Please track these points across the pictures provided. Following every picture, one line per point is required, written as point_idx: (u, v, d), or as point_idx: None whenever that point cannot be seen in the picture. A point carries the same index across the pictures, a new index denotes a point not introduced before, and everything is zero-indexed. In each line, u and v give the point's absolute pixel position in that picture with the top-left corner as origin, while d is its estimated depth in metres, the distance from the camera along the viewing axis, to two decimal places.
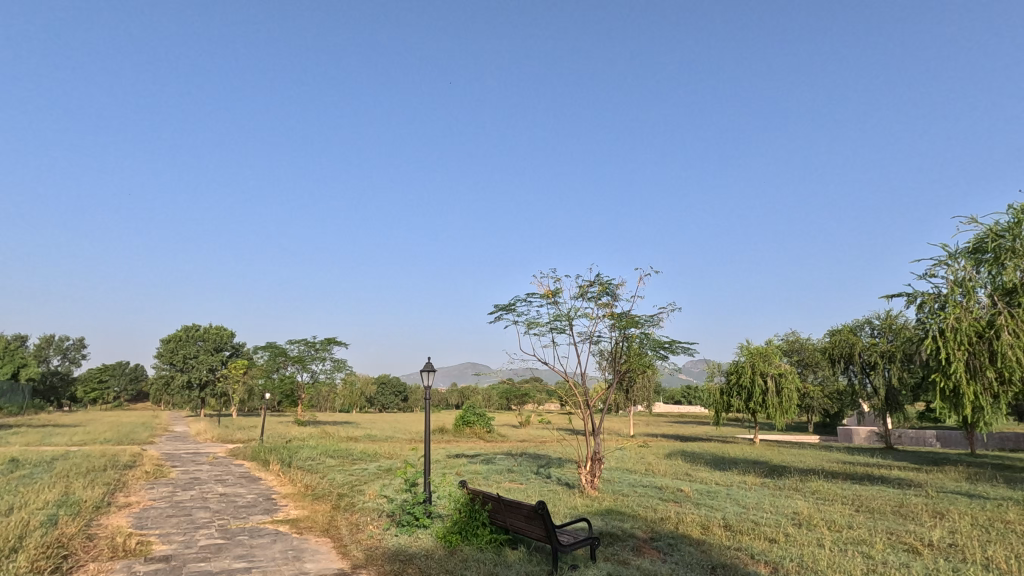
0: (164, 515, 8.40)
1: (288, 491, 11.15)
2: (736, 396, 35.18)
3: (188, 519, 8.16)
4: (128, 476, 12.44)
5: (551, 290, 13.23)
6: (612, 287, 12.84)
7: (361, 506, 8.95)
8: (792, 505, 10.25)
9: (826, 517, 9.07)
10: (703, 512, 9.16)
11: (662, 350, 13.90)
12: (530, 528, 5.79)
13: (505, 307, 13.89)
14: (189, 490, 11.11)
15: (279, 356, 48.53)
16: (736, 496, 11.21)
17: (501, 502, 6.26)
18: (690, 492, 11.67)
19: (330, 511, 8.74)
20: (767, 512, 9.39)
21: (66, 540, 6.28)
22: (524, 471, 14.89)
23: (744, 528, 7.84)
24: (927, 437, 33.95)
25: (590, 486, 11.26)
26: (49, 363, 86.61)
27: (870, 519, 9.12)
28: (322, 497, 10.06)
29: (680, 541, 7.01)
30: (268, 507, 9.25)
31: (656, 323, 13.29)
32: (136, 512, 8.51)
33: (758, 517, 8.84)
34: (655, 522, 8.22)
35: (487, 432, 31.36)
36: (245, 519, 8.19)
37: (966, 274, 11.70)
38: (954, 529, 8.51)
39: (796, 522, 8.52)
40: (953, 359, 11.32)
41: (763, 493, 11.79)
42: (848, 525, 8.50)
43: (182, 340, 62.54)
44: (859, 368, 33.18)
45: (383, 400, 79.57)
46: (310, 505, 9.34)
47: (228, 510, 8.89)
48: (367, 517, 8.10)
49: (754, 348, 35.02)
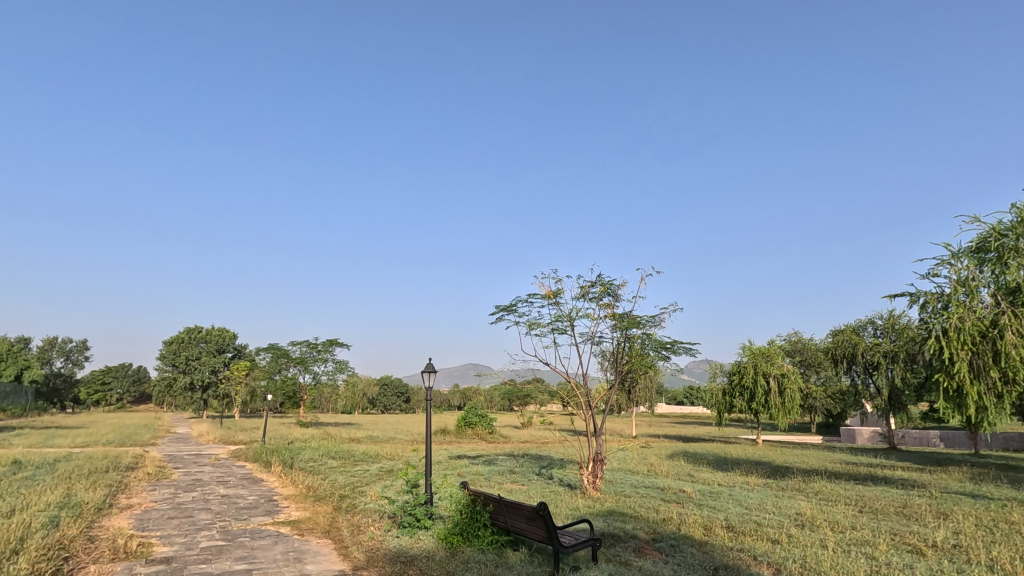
0: (165, 517, 8.39)
1: (289, 492, 11.14)
2: (739, 396, 35.08)
3: (190, 521, 8.16)
4: (130, 477, 12.44)
5: (552, 290, 13.21)
6: (613, 287, 12.82)
7: (362, 507, 8.95)
8: (795, 505, 10.23)
9: (830, 518, 9.01)
10: (705, 513, 9.12)
11: (664, 350, 13.87)
12: (532, 529, 5.77)
13: (506, 307, 13.87)
14: (191, 491, 11.14)
15: (282, 357, 48.52)
16: (739, 497, 11.16)
17: (502, 503, 6.23)
18: (692, 493, 11.62)
19: (332, 512, 8.74)
20: (770, 513, 9.36)
21: (67, 542, 6.28)
22: (526, 472, 14.90)
23: (747, 529, 7.82)
24: (931, 437, 33.84)
25: (592, 487, 11.25)
26: (53, 365, 86.87)
27: (874, 520, 9.07)
28: (324, 499, 10.06)
29: (682, 542, 6.98)
30: (270, 508, 9.26)
31: (658, 323, 13.25)
32: (137, 513, 8.53)
33: (760, 517, 8.82)
34: (657, 524, 8.20)
35: (489, 433, 31.33)
36: (246, 521, 8.19)
37: (968, 273, 11.65)
38: (959, 529, 8.45)
39: (799, 522, 8.49)
40: (957, 359, 11.26)
41: (765, 494, 11.77)
42: (852, 526, 8.45)
43: (184, 342, 62.57)
44: (862, 368, 33.07)
45: (385, 401, 79.59)
46: (311, 507, 9.33)
47: (230, 512, 8.87)
48: (369, 518, 8.10)
49: (757, 349, 34.95)
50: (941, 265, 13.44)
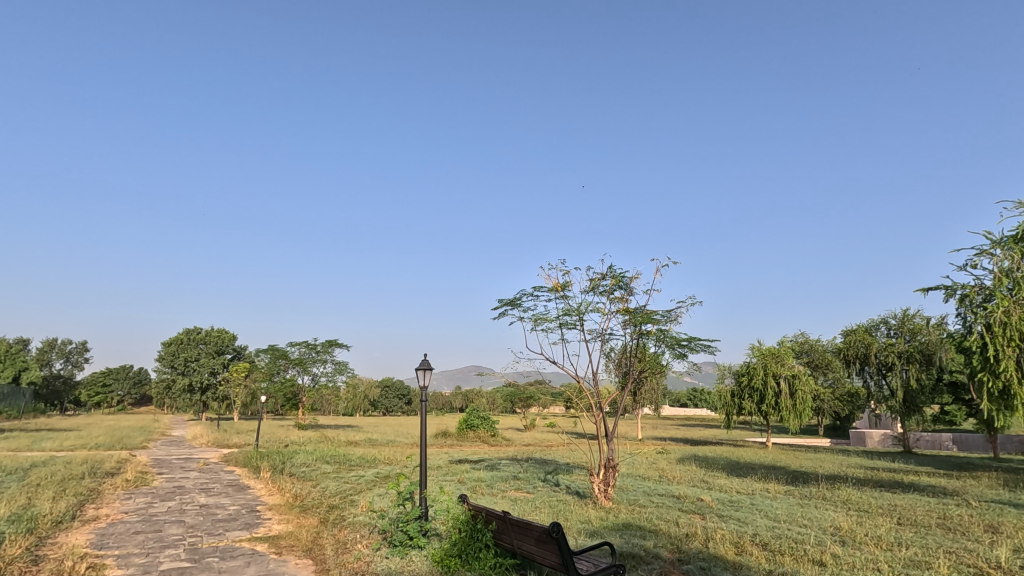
0: (130, 531, 7.53)
1: (275, 501, 10.25)
2: (748, 398, 34.08)
3: (158, 536, 7.28)
4: (107, 485, 11.51)
5: (559, 283, 12.32)
6: (626, 280, 11.89)
7: (351, 519, 8.10)
8: (826, 517, 9.35)
9: (871, 532, 8.12)
10: (733, 527, 8.23)
11: (679, 348, 12.91)
12: (543, 554, 4.86)
13: (510, 302, 13.03)
14: (168, 500, 10.24)
15: (280, 358, 47.61)
16: (763, 507, 10.28)
17: (507, 521, 5.26)
18: (712, 502, 10.77)
19: (316, 526, 7.85)
20: (803, 526, 8.45)
21: (2, 565, 5.43)
22: (531, 478, 14.04)
23: (782, 547, 6.95)
24: (945, 440, 32.93)
25: (603, 497, 10.39)
26: (51, 367, 86.14)
27: (920, 535, 8.20)
28: (311, 509, 9.20)
29: (715, 565, 6.06)
30: (249, 521, 8.36)
31: (674, 319, 12.35)
32: (99, 528, 7.62)
33: (795, 533, 7.89)
34: (681, 540, 7.30)
35: (490, 436, 30.52)
36: (220, 536, 7.29)
37: (1014, 263, 10.63)
38: (1019, 547, 7.56)
39: (840, 539, 7.58)
40: (1002, 357, 10.36)
41: (789, 503, 10.87)
42: (899, 543, 7.56)
43: (183, 344, 61.60)
44: (876, 369, 31.98)
45: (386, 403, 78.75)
46: (295, 519, 8.46)
47: (204, 526, 8.00)
48: (358, 534, 7.24)
49: (766, 350, 34.08)
50: (976, 257, 12.46)
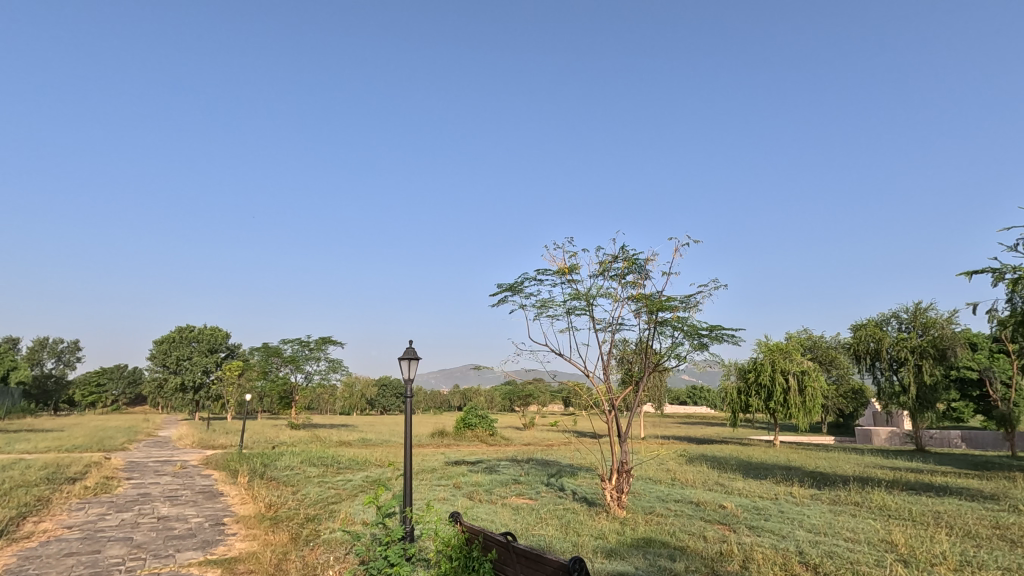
0: (63, 553, 6.35)
1: (246, 512, 9.06)
2: (755, 395, 33.00)
3: (92, 560, 6.09)
4: (61, 492, 10.31)
5: (566, 266, 11.17)
6: (640, 263, 10.73)
7: (325, 536, 6.95)
8: (871, 528, 8.22)
9: (933, 549, 6.95)
10: (773, 543, 7.11)
11: (700, 338, 11.79)
12: None
13: (511, 288, 11.89)
14: (125, 511, 9.07)
15: (272, 356, 46.19)
16: (796, 516, 9.13)
17: (512, 550, 4.07)
18: (737, 510, 9.61)
19: (284, 545, 6.68)
20: (852, 541, 7.33)
21: None
22: (533, 481, 12.94)
23: (839, 570, 5.83)
24: (953, 437, 31.90)
25: (616, 505, 9.26)
26: (42, 368, 84.54)
27: (986, 551, 7.10)
28: (283, 522, 8.04)
29: None
30: (207, 539, 7.17)
31: (694, 306, 11.21)
32: (27, 549, 6.44)
33: (847, 551, 6.73)
34: (715, 561, 6.17)
35: (489, 434, 29.38)
36: (166, 560, 6.10)
37: None
38: None
39: (902, 558, 6.45)
40: None
41: (821, 510, 9.76)
42: (968, 563, 6.44)
43: (175, 341, 60.37)
44: (887, 365, 31.02)
45: (384, 403, 77.73)
46: (262, 535, 7.29)
47: (154, 544, 6.82)
48: (331, 556, 6.10)
49: (774, 346, 32.92)
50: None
